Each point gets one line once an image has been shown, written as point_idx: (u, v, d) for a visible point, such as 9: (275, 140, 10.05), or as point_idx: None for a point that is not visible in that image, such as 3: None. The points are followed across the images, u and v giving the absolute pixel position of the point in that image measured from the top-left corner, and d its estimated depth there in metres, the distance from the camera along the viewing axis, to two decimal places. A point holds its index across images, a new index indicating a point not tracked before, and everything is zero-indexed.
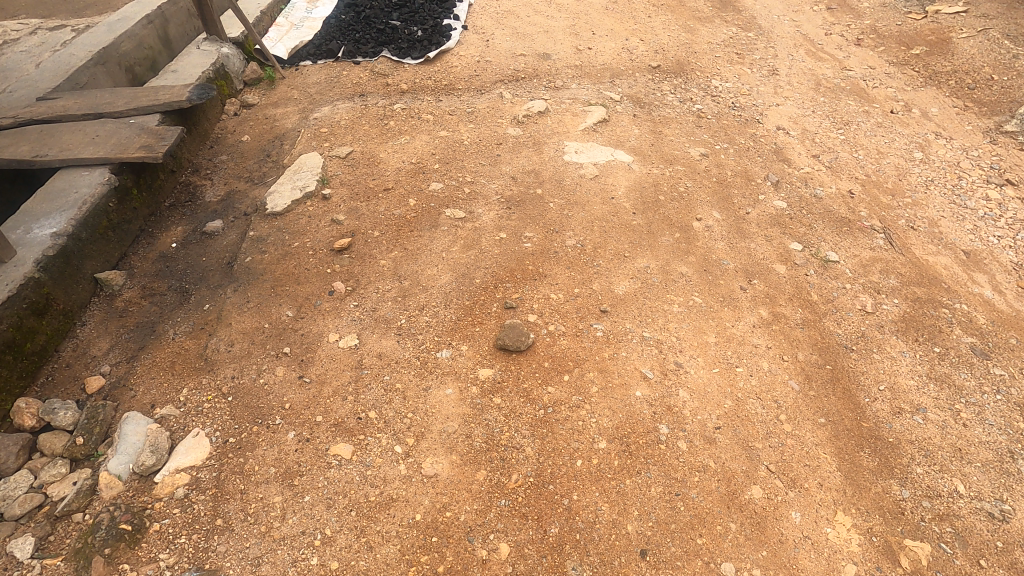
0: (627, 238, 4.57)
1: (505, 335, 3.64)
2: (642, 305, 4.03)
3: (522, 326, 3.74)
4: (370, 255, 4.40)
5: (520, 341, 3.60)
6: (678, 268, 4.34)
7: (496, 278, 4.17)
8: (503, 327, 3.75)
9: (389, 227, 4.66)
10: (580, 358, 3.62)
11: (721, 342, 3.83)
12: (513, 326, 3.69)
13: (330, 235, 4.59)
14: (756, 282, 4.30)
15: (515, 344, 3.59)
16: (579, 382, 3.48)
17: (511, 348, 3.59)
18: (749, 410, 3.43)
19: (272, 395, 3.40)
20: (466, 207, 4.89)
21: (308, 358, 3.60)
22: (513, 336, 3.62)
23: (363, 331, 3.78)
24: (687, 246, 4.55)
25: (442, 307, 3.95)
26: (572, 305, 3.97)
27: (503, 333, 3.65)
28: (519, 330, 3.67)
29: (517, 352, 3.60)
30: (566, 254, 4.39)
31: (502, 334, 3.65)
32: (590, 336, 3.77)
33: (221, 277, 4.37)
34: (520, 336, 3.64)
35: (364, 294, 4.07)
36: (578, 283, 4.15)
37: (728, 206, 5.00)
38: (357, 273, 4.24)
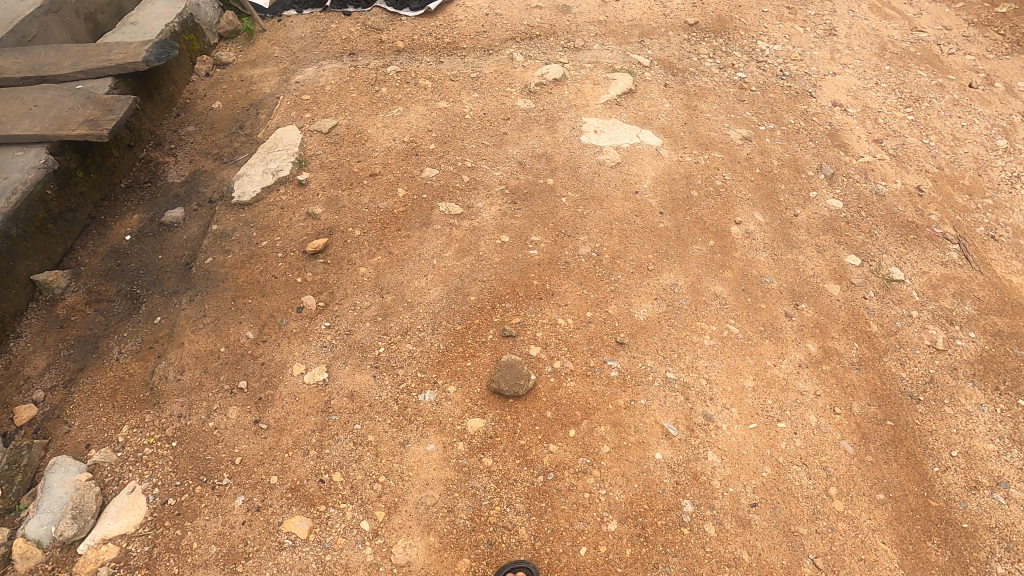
0: (651, 246, 3.86)
1: (500, 377, 3.03)
2: (667, 336, 3.37)
3: (522, 363, 3.12)
4: (349, 260, 3.75)
5: (517, 387, 3.00)
6: (711, 288, 3.65)
7: (494, 296, 3.53)
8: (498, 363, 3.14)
9: (372, 224, 3.98)
10: (590, 406, 3.02)
11: (760, 387, 3.19)
12: (511, 365, 3.08)
13: (304, 233, 3.93)
14: (805, 307, 3.61)
15: (511, 390, 2.99)
16: (587, 440, 2.89)
17: (507, 394, 3.00)
18: (793, 482, 2.83)
19: (221, 445, 2.86)
20: (464, 200, 4.17)
21: (267, 396, 3.04)
22: (510, 379, 3.02)
23: (334, 362, 3.19)
24: (722, 257, 3.83)
25: (428, 333, 3.33)
26: (583, 334, 3.33)
27: (498, 374, 3.05)
28: (518, 369, 3.06)
29: (514, 398, 3.01)
30: (578, 266, 3.70)
31: (497, 375, 3.04)
32: (604, 377, 3.14)
33: (177, 281, 3.77)
34: (519, 379, 3.02)
35: (338, 312, 3.46)
36: (591, 304, 3.49)
37: (773, 206, 4.22)
38: (332, 284, 3.61)
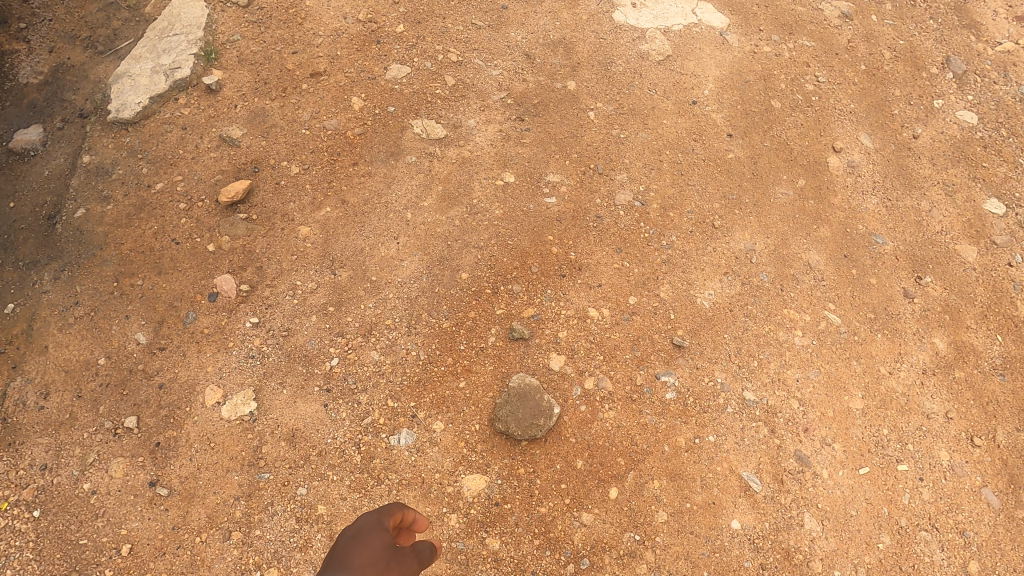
0: (716, 190, 2.71)
1: (507, 413, 2.09)
2: (742, 333, 2.38)
3: (540, 387, 2.16)
4: (283, 215, 2.58)
5: (532, 429, 2.07)
6: (801, 254, 2.58)
7: (496, 273, 2.45)
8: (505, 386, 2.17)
9: (316, 155, 2.74)
10: (638, 450, 2.11)
11: (872, 409, 2.28)
12: (524, 394, 2.11)
13: (216, 169, 2.69)
14: (930, 280, 2.57)
15: (524, 434, 2.07)
16: (635, 505, 2.02)
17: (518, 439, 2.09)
18: (919, 557, 2.04)
19: (101, 522, 1.94)
20: (448, 115, 2.89)
21: (168, 442, 2.08)
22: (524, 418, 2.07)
23: (266, 384, 2.20)
24: (817, 206, 2.71)
25: (403, 335, 2.32)
26: (624, 333, 2.33)
27: (506, 408, 2.10)
28: (535, 401, 2.11)
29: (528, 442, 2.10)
30: (615, 224, 2.59)
31: (504, 411, 2.09)
32: (655, 402, 2.20)
33: (36, 244, 2.57)
34: (535, 417, 2.08)
35: (270, 299, 2.37)
36: (634, 285, 2.45)
37: (884, 122, 2.99)
38: (260, 254, 2.48)
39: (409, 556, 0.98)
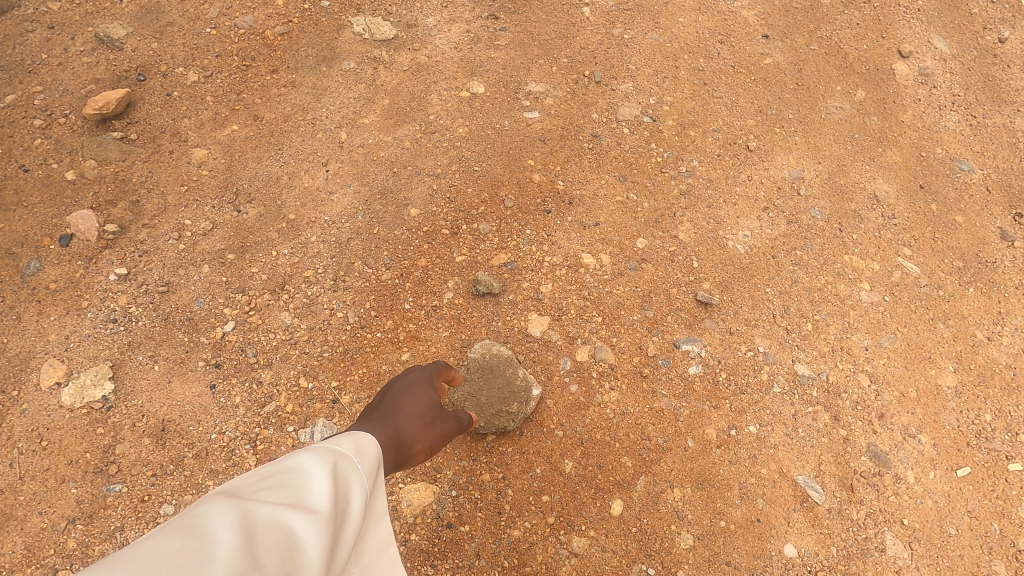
0: (750, 104, 2.06)
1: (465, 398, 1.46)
2: (790, 286, 1.76)
3: (512, 359, 1.53)
4: (173, 134, 1.92)
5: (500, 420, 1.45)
6: (864, 184, 1.95)
7: (457, 208, 1.81)
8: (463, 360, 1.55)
9: (223, 59, 2.08)
10: (651, 447, 1.50)
11: (968, 388, 1.67)
12: (488, 371, 1.49)
13: (88, 77, 2.02)
14: None
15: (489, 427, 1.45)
16: (647, 524, 1.42)
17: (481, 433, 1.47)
18: None
19: None
20: (400, 12, 2.23)
21: None
22: (488, 404, 1.45)
23: (130, 359, 1.57)
24: (881, 123, 2.07)
25: (326, 291, 1.69)
26: (630, 286, 1.71)
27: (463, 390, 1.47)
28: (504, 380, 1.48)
29: (496, 437, 1.49)
30: (617, 145, 1.95)
31: (460, 395, 1.47)
32: (674, 379, 1.59)
33: None
34: (503, 402, 1.45)
35: (146, 244, 1.73)
36: (643, 224, 1.81)
37: (961, 23, 2.34)
38: (137, 184, 1.83)
39: (455, 420, 1.11)
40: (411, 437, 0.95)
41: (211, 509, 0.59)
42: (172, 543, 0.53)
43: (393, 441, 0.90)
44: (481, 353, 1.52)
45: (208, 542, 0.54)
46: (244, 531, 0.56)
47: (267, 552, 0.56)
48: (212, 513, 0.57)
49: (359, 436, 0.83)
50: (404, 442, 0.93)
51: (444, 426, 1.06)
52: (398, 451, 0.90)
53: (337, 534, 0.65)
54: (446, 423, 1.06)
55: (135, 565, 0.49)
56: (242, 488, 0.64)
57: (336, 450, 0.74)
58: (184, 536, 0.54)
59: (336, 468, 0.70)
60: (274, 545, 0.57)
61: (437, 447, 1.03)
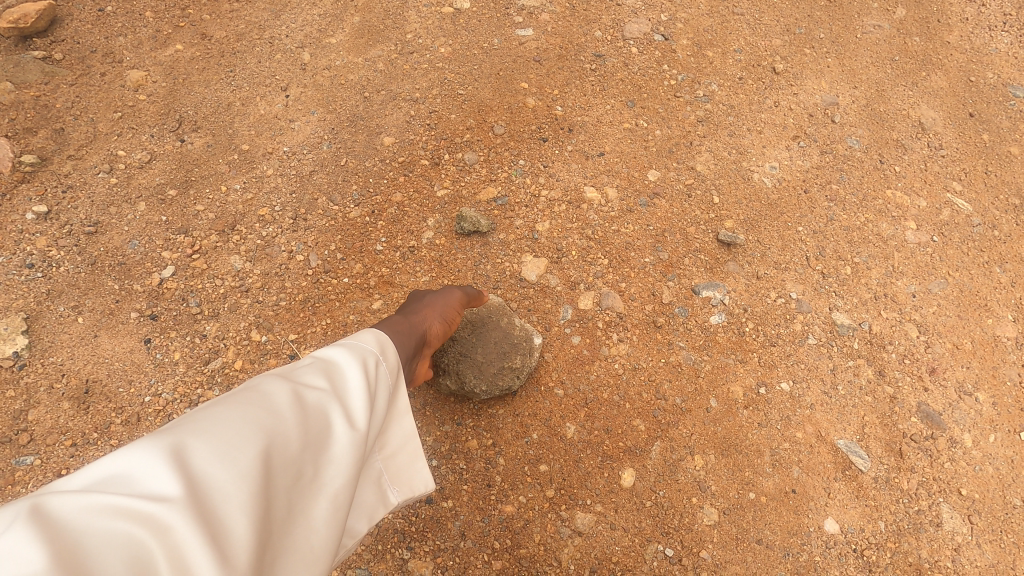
0: (775, 23, 1.80)
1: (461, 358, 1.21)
2: (825, 224, 1.52)
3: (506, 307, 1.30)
4: (106, 55, 1.65)
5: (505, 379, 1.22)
6: (907, 110, 1.70)
7: (438, 136, 1.56)
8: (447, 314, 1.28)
9: None
10: (667, 407, 1.27)
11: None
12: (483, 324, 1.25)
13: None
14: None
15: (494, 388, 1.22)
16: (663, 498, 1.20)
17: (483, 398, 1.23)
18: None
19: None
20: None
21: None
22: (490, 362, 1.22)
23: (47, 309, 1.31)
24: (924, 44, 1.81)
25: (284, 232, 1.44)
26: (640, 223, 1.46)
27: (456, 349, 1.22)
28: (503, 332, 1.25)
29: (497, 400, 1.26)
30: (624, 66, 1.69)
31: (453, 354, 1.22)
32: (692, 329, 1.36)
33: None
34: (504, 357, 1.22)
35: (71, 178, 1.47)
36: (654, 155, 1.56)
37: None
38: (62, 110, 1.56)
39: (451, 292, 1.11)
40: (415, 319, 1.01)
41: (267, 387, 0.66)
42: (237, 409, 0.61)
43: (396, 322, 0.96)
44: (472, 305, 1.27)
45: (264, 413, 0.61)
46: (294, 407, 0.64)
47: (310, 426, 0.64)
48: (264, 389, 0.65)
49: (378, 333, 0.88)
50: (410, 322, 0.98)
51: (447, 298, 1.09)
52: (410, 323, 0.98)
53: (373, 421, 0.72)
54: (448, 295, 1.09)
55: (210, 427, 0.58)
56: (289, 370, 0.71)
57: (366, 343, 0.79)
58: (243, 405, 0.62)
59: (366, 363, 0.75)
60: (314, 422, 0.65)
61: (449, 314, 1.07)
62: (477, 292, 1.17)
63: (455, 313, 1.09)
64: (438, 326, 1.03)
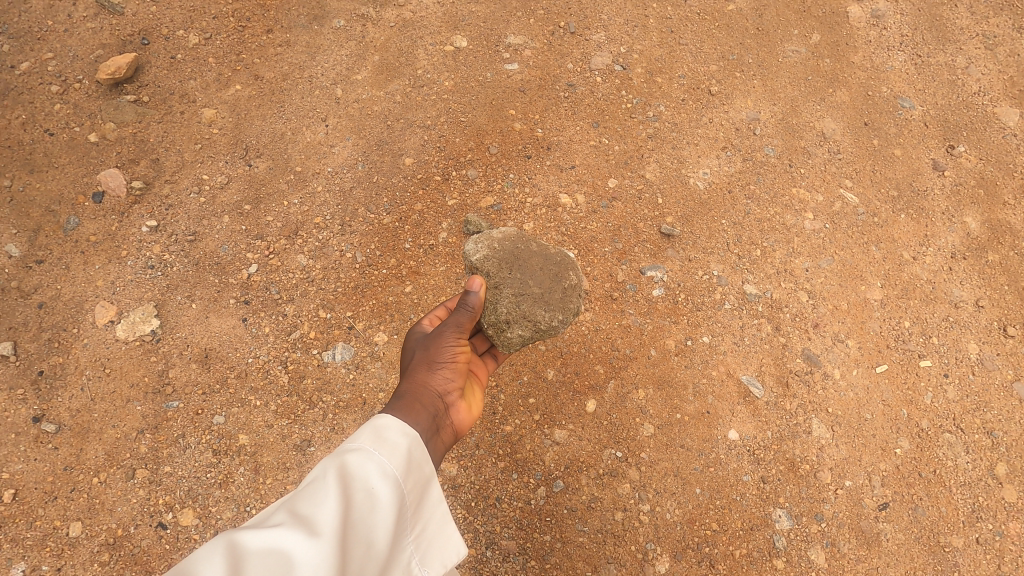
0: (713, 49, 2.24)
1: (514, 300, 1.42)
2: (743, 218, 2.00)
3: (520, 240, 1.50)
4: (182, 96, 2.09)
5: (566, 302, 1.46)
6: (814, 122, 2.16)
7: (447, 156, 2.02)
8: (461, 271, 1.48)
9: (220, 23, 2.22)
10: (619, 356, 1.78)
11: (892, 300, 1.94)
12: (509, 257, 1.45)
13: (94, 42, 2.17)
14: (964, 150, 2.17)
15: (554, 316, 1.44)
16: (616, 418, 1.72)
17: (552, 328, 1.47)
18: (943, 462, 1.77)
19: None
20: None
21: (51, 371, 1.72)
22: (544, 294, 1.44)
23: (169, 298, 1.82)
24: (833, 65, 2.25)
25: (335, 235, 1.92)
26: (602, 221, 1.94)
27: (502, 291, 1.43)
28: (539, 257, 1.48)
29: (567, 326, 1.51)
30: (591, 93, 2.13)
31: (507, 308, 1.42)
32: (639, 300, 1.86)
33: None
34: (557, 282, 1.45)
35: (170, 198, 1.95)
36: (613, 166, 2.03)
37: None
38: (155, 143, 2.02)
39: (452, 326, 1.29)
40: (424, 375, 1.20)
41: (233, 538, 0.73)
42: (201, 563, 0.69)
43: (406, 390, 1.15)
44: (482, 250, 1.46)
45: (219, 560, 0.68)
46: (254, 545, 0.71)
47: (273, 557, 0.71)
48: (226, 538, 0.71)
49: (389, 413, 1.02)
50: (419, 383, 1.17)
51: (455, 320, 1.30)
52: (418, 384, 1.17)
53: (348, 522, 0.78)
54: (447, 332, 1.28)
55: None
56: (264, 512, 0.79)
57: (356, 447, 0.88)
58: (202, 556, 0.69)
59: (342, 469, 0.83)
60: (272, 557, 0.71)
61: (451, 355, 1.25)
62: (479, 280, 1.31)
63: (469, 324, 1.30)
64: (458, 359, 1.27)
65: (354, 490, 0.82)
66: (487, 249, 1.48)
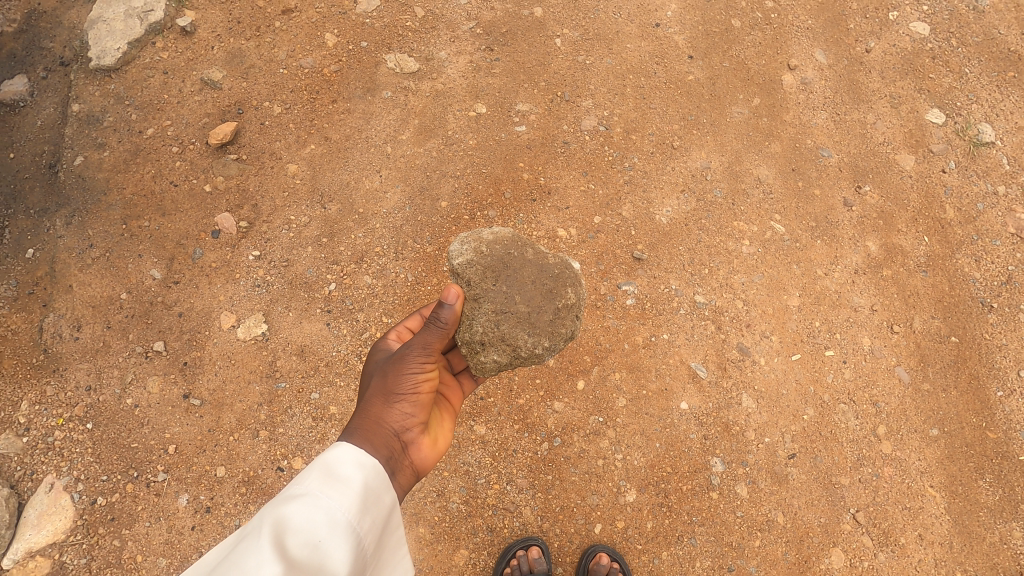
0: (677, 112, 2.90)
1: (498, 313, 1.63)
2: (696, 244, 2.65)
3: (514, 254, 1.70)
4: (271, 154, 2.76)
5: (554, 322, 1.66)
6: (753, 169, 2.81)
7: (472, 200, 2.69)
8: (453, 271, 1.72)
9: (296, 95, 2.88)
10: (602, 348, 2.43)
11: (807, 306, 2.60)
12: (500, 268, 1.67)
13: (201, 112, 2.84)
14: (869, 189, 2.83)
15: (537, 341, 1.65)
16: (599, 393, 2.37)
17: (536, 354, 1.67)
18: (838, 424, 2.43)
19: (147, 429, 2.32)
20: (420, 47, 2.99)
21: (193, 361, 2.41)
22: (530, 312, 1.63)
23: (273, 308, 2.50)
24: (769, 123, 2.91)
25: (391, 261, 2.59)
26: (589, 249, 2.60)
27: (488, 302, 1.64)
28: (533, 268, 1.69)
29: (554, 351, 1.71)
30: (581, 148, 2.79)
31: (490, 325, 1.62)
32: (617, 307, 2.51)
33: (43, 193, 2.75)
34: (548, 304, 1.66)
35: (268, 234, 2.62)
36: (598, 206, 2.68)
37: (839, 37, 3.16)
38: (254, 192, 2.69)
39: (413, 351, 1.53)
40: (383, 402, 1.45)
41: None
42: None
43: (368, 422, 1.39)
44: (477, 253, 1.70)
45: None
46: None
47: None
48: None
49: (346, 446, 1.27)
50: (378, 416, 1.41)
51: (423, 339, 1.54)
52: (378, 412, 1.42)
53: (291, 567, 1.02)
54: (407, 361, 1.52)
55: None
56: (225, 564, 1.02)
57: (304, 500, 1.11)
58: None
59: (291, 523, 1.07)
60: None
61: (409, 381, 1.49)
62: (460, 286, 1.57)
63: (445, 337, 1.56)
64: (424, 383, 1.52)
65: (302, 539, 1.06)
66: (483, 263, 1.68)
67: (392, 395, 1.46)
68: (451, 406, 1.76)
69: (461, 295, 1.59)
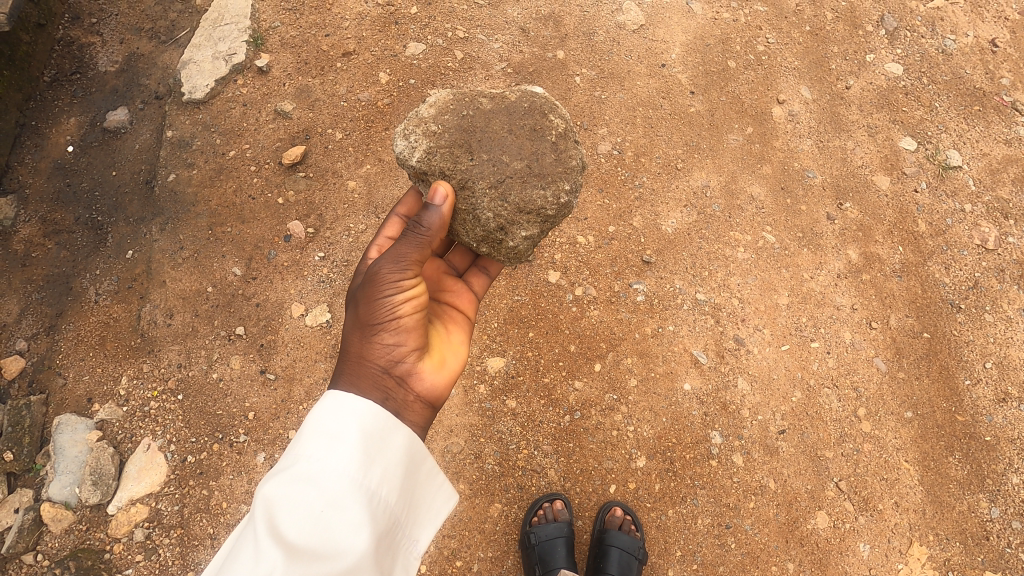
0: (680, 139, 3.36)
1: (501, 186, 1.93)
2: (697, 251, 3.07)
3: (476, 120, 1.98)
4: (334, 173, 3.26)
5: (560, 161, 1.98)
6: (747, 188, 3.24)
7: None
8: (422, 171, 2.02)
9: (355, 123, 3.39)
10: (615, 337, 2.83)
11: (795, 304, 2.99)
12: (470, 142, 1.95)
13: (275, 138, 3.36)
14: (849, 206, 3.24)
15: (552, 191, 1.96)
16: (613, 374, 2.76)
17: (561, 201, 2.00)
18: (822, 405, 2.78)
19: (231, 398, 2.77)
20: (459, 84, 3.51)
21: (269, 343, 2.87)
22: (528, 166, 1.94)
23: (335, 300, 2.96)
24: (761, 149, 3.36)
25: None
26: (605, 253, 3.01)
27: (479, 182, 1.93)
28: (502, 121, 1.97)
29: (573, 183, 2.02)
30: (598, 169, 3.24)
31: (494, 204, 1.94)
32: (629, 302, 2.92)
33: (141, 204, 3.25)
34: (548, 152, 1.97)
35: (330, 239, 3.09)
36: (612, 217, 3.11)
37: (823, 76, 3.63)
38: (319, 204, 3.17)
39: (380, 284, 1.79)
40: (362, 340, 1.78)
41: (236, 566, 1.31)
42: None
43: (356, 367, 1.74)
44: (437, 142, 1.98)
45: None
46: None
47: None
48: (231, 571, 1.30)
49: (337, 405, 1.56)
50: (364, 357, 1.76)
51: (401, 256, 1.82)
52: (359, 357, 1.76)
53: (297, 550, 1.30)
54: (379, 289, 1.79)
55: None
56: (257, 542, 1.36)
57: (300, 484, 1.39)
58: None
59: (288, 511, 1.35)
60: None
61: (385, 318, 1.78)
62: (446, 187, 1.90)
63: (425, 244, 1.86)
64: (403, 307, 1.81)
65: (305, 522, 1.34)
66: (445, 149, 1.96)
67: (371, 327, 1.78)
68: (462, 313, 2.22)
69: (447, 196, 1.90)
